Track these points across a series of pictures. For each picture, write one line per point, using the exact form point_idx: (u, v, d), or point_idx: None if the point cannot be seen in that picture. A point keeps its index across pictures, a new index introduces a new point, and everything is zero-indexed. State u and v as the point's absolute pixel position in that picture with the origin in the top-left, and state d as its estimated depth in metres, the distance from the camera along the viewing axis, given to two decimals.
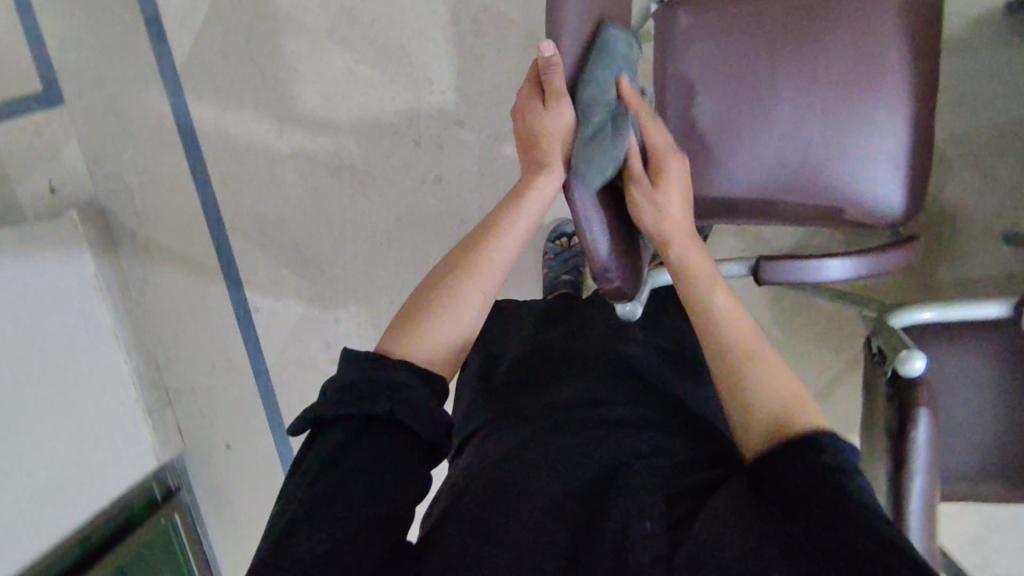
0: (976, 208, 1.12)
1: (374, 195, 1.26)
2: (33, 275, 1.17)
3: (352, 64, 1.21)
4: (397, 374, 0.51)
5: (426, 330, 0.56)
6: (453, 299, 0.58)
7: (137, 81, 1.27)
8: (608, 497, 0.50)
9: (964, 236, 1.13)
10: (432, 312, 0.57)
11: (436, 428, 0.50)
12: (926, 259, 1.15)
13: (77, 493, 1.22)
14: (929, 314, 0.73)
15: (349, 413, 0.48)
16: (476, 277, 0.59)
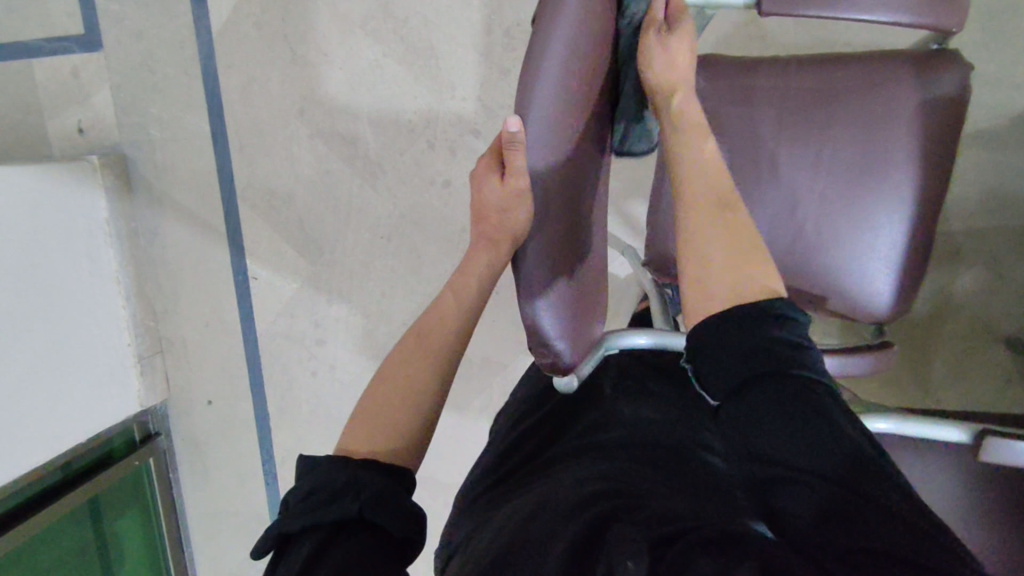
0: (982, 306, 1.09)
1: (382, 188, 1.27)
2: (48, 213, 1.21)
3: (380, 57, 1.21)
4: (363, 473, 0.51)
5: (387, 426, 0.56)
6: (409, 391, 0.59)
7: (174, 39, 1.29)
8: (595, 537, 0.49)
9: (965, 331, 1.10)
10: (391, 404, 0.58)
11: (405, 520, 0.50)
12: (923, 348, 1.12)
13: (61, 427, 1.27)
14: (885, 425, 0.73)
15: (317, 515, 0.48)
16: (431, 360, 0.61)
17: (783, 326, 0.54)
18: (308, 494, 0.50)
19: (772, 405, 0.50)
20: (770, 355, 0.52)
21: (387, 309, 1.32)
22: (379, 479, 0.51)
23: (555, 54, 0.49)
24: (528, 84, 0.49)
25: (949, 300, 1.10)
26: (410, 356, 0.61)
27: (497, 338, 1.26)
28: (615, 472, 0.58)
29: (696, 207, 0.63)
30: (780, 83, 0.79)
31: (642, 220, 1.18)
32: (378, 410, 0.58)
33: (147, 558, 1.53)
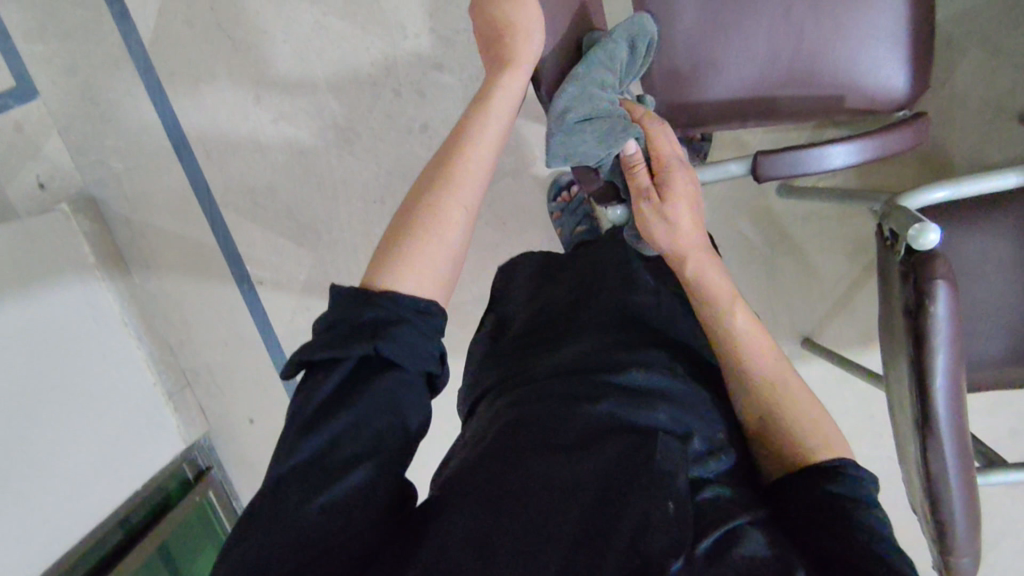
0: (987, 89, 1.06)
1: (360, 152, 1.23)
2: (34, 270, 1.17)
3: (321, 17, 1.17)
4: (383, 308, 0.47)
5: (416, 252, 0.51)
6: (436, 215, 0.53)
7: (108, 62, 1.24)
8: (628, 474, 0.48)
9: (978, 119, 1.07)
10: (418, 235, 0.52)
11: (425, 361, 0.48)
12: (940, 148, 1.09)
13: (110, 481, 1.23)
14: (941, 194, 0.69)
15: (339, 353, 0.45)
16: (453, 190, 0.54)
17: (854, 482, 0.51)
18: (333, 325, 0.47)
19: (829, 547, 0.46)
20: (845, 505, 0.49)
21: None
22: (405, 313, 0.48)
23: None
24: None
25: (955, 93, 1.07)
26: (432, 179, 0.55)
27: None
28: (681, 419, 0.56)
29: (743, 372, 0.60)
30: None
31: None
32: (405, 244, 0.52)
33: None
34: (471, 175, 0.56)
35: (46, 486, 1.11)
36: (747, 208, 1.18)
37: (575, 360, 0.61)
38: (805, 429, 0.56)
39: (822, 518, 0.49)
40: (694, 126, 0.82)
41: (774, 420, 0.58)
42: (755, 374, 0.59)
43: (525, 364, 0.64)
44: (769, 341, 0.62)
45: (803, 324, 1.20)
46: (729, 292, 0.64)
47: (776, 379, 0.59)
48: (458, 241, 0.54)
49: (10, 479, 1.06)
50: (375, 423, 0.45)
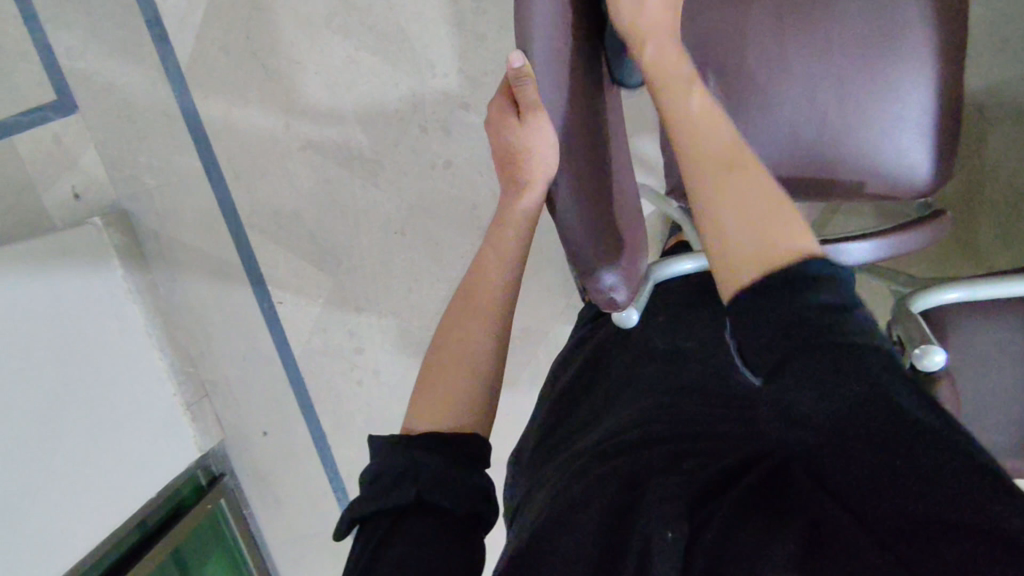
0: (1018, 162, 1.04)
1: (384, 183, 1.25)
2: (65, 284, 1.21)
3: (352, 52, 1.19)
4: (420, 453, 0.49)
5: (449, 387, 0.53)
6: (467, 348, 0.55)
7: (146, 83, 1.27)
8: (628, 528, 0.50)
9: (1008, 191, 1.05)
10: (451, 370, 0.54)
11: (469, 497, 0.48)
12: (967, 217, 1.07)
13: (128, 489, 1.28)
14: (957, 295, 0.69)
15: (386, 504, 0.46)
16: (486, 317, 0.56)
17: (826, 283, 0.48)
18: (376, 475, 0.48)
19: (816, 369, 0.45)
20: (814, 307, 0.47)
21: (417, 304, 1.31)
22: (447, 452, 0.49)
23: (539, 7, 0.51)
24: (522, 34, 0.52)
25: (984, 161, 1.06)
26: (463, 309, 0.57)
27: (533, 308, 1.24)
28: (685, 448, 0.57)
29: (700, 162, 0.58)
30: None
31: (652, 155, 1.15)
32: (438, 379, 0.54)
33: None
34: (498, 298, 0.57)
35: (67, 495, 1.16)
36: None
37: (586, 440, 0.64)
38: (758, 222, 0.53)
39: (803, 328, 0.47)
40: None
41: (721, 209, 0.55)
42: (713, 150, 0.58)
43: (550, 457, 0.67)
44: (723, 121, 0.61)
45: None
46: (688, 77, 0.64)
47: (732, 158, 0.57)
48: (487, 373, 0.55)
49: (35, 486, 1.10)
50: (426, 555, 0.43)
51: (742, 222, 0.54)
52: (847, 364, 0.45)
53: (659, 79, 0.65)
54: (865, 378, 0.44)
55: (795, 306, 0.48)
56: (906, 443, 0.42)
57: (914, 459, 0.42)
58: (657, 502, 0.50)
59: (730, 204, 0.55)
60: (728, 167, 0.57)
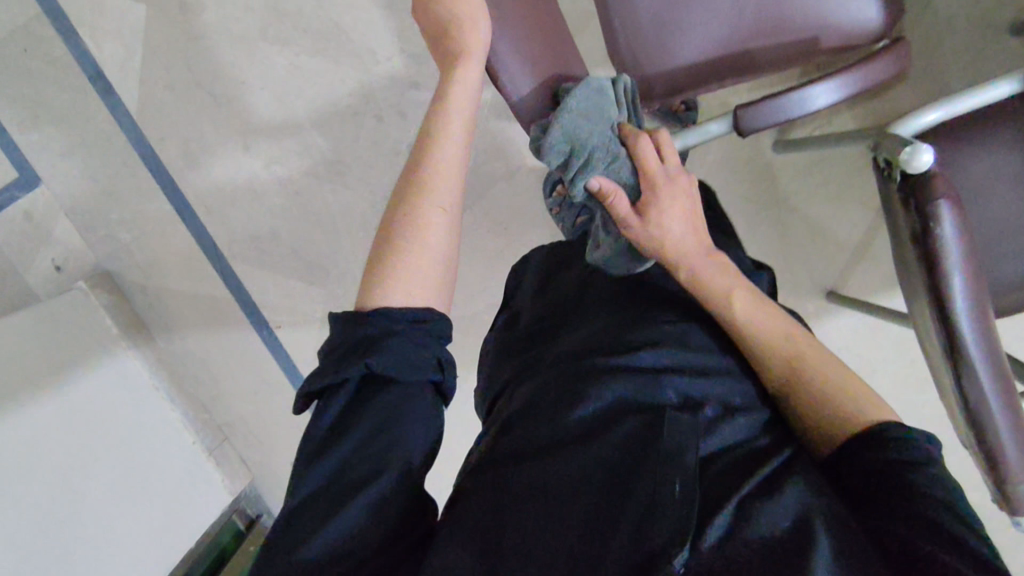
0: (969, 7, 1.03)
1: (353, 183, 1.24)
2: (60, 351, 1.19)
3: (293, 58, 1.19)
4: (367, 327, 0.47)
5: (401, 261, 0.51)
6: (414, 226, 0.53)
7: (102, 139, 1.27)
8: (635, 465, 0.50)
9: (965, 39, 1.04)
10: (400, 245, 0.52)
11: (418, 369, 0.47)
12: (933, 75, 1.06)
13: (167, 541, 1.25)
14: (937, 114, 0.66)
15: (335, 374, 0.46)
16: (428, 195, 0.54)
17: (902, 443, 0.51)
18: (336, 347, 0.48)
19: (879, 499, 0.49)
20: (894, 454, 0.51)
21: None
22: (398, 324, 0.48)
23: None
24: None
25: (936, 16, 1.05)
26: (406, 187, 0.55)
27: None
28: (691, 392, 0.58)
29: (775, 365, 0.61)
30: None
31: None
32: (387, 253, 0.52)
33: None
34: (447, 175, 0.56)
35: (107, 555, 1.13)
36: (748, 169, 1.16)
37: (579, 352, 0.63)
38: (826, 406, 0.57)
39: (870, 465, 0.52)
40: (672, 96, 0.81)
41: (808, 403, 0.59)
42: (773, 361, 0.62)
43: (537, 359, 0.66)
44: (775, 313, 0.64)
45: (825, 277, 1.17)
46: (732, 279, 0.66)
47: (790, 355, 0.61)
48: (447, 259, 0.54)
49: (73, 552, 1.08)
50: (379, 438, 0.45)
51: (825, 411, 0.57)
52: (907, 482, 0.48)
53: (698, 286, 0.66)
54: (929, 498, 0.47)
55: (873, 457, 0.52)
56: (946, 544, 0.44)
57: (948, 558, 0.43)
58: (667, 459, 0.50)
59: (802, 394, 0.59)
60: (792, 364, 0.61)
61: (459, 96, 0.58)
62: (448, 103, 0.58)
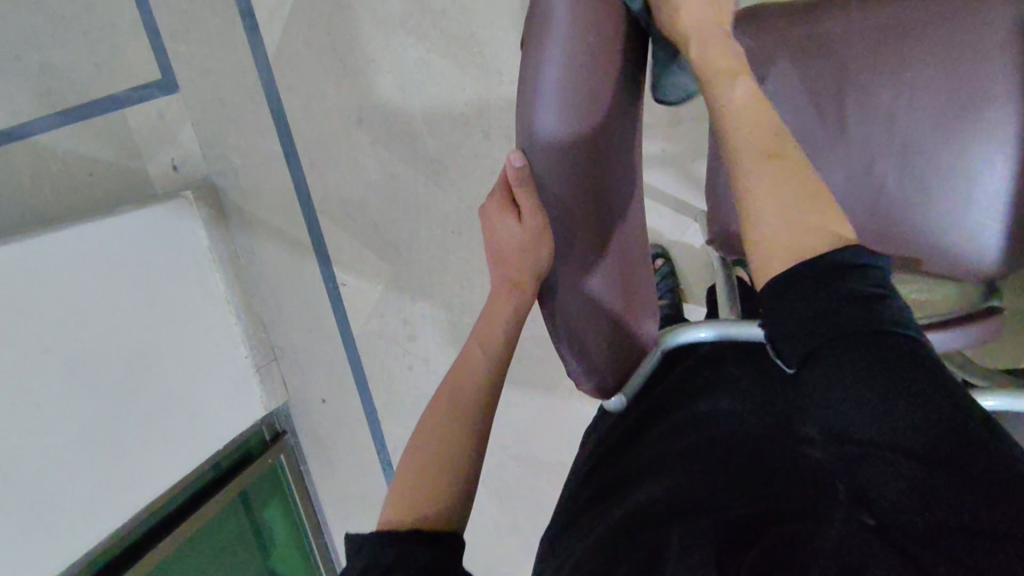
0: None
1: (446, 184, 1.30)
2: (151, 239, 1.31)
3: (424, 54, 1.23)
4: (400, 548, 0.48)
5: (426, 480, 0.56)
6: (442, 442, 0.58)
7: (236, 69, 1.34)
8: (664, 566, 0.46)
9: None
10: (431, 463, 0.57)
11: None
12: None
13: (194, 437, 1.39)
14: (994, 403, 0.67)
15: None
16: (459, 404, 0.60)
17: (868, 269, 0.49)
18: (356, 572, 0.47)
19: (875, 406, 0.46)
20: (851, 295, 0.48)
21: (468, 300, 1.38)
22: (425, 548, 0.49)
23: (551, 65, 0.51)
24: (533, 111, 0.53)
25: None
26: (441, 404, 0.61)
27: None
28: (709, 471, 0.56)
29: (748, 163, 0.57)
30: (848, 27, 0.69)
31: None
32: (413, 475, 0.56)
33: (294, 541, 1.70)
34: (474, 390, 0.61)
35: (147, 434, 1.29)
36: None
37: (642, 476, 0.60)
38: (786, 211, 0.54)
39: (845, 322, 0.47)
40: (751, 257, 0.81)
41: (762, 210, 0.55)
42: (744, 151, 0.57)
43: (605, 492, 0.63)
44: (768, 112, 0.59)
45: None
46: (737, 67, 0.63)
47: (766, 150, 0.57)
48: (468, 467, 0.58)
49: (116, 429, 1.22)
50: None
51: (774, 212, 0.54)
52: (907, 381, 0.45)
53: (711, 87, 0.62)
54: (917, 395, 0.45)
55: (819, 302, 0.49)
56: (957, 448, 0.43)
57: (955, 448, 0.43)
58: (691, 556, 0.45)
59: (768, 202, 0.55)
60: (770, 161, 0.56)
61: (500, 323, 0.65)
62: (492, 319, 0.65)
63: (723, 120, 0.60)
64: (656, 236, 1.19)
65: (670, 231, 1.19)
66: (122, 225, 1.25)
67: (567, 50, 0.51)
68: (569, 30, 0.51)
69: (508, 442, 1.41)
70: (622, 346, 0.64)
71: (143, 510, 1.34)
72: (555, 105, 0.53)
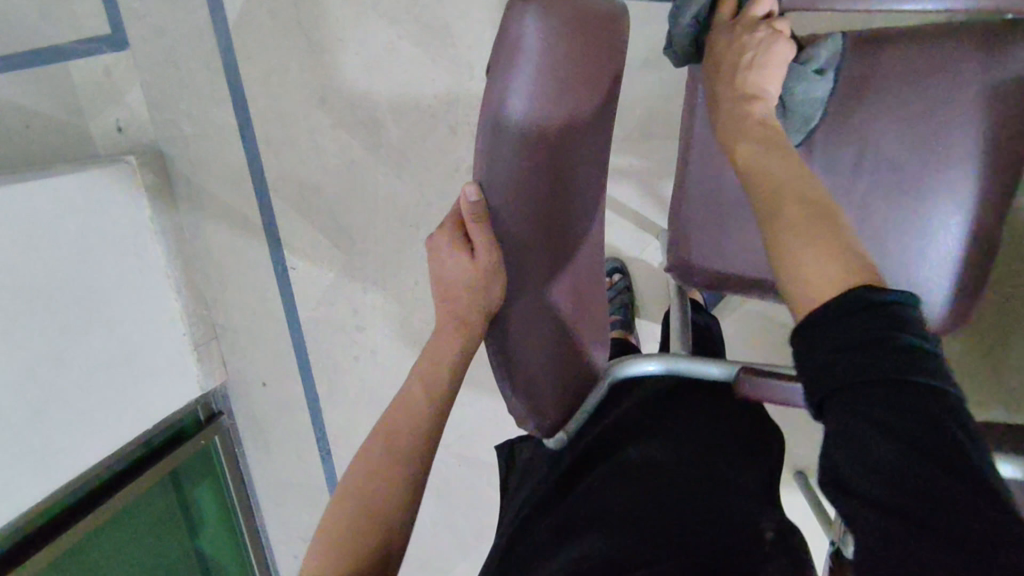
0: None
1: (408, 176, 1.26)
2: (89, 205, 1.23)
3: (394, 40, 1.18)
4: None
5: (355, 533, 0.54)
6: (374, 490, 0.56)
7: (193, 33, 1.27)
8: None
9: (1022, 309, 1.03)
10: (361, 514, 0.55)
11: None
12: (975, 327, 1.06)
13: (121, 417, 1.31)
14: None
15: None
16: (394, 448, 0.58)
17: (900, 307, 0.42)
18: None
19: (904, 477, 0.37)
20: (890, 336, 0.41)
21: (422, 296, 1.35)
22: None
23: (517, 88, 0.45)
24: (493, 147, 0.47)
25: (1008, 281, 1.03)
26: (375, 446, 0.59)
27: None
28: (676, 536, 0.54)
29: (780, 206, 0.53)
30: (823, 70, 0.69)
31: None
32: (341, 528, 0.54)
33: (222, 525, 1.65)
34: (410, 430, 0.59)
35: (71, 413, 1.21)
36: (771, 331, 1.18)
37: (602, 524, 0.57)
38: (815, 254, 0.48)
39: (880, 364, 0.40)
40: (708, 289, 0.81)
41: (784, 253, 0.50)
42: (770, 192, 0.54)
43: (557, 530, 0.60)
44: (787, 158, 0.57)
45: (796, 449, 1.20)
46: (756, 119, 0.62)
47: (796, 193, 0.53)
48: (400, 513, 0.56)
49: (39, 406, 1.14)
50: None
51: (808, 259, 0.48)
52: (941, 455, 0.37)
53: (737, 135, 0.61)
54: (948, 469, 0.36)
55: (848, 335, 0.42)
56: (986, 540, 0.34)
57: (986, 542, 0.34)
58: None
59: (793, 245, 0.50)
60: (797, 203, 0.52)
61: (442, 357, 0.60)
62: (433, 354, 0.60)
63: (749, 165, 0.58)
64: (615, 250, 1.19)
65: (630, 246, 1.18)
66: (56, 188, 1.16)
67: (533, 87, 0.46)
68: (538, 65, 0.46)
69: (452, 440, 1.40)
70: (566, 387, 0.61)
71: (54, 494, 1.25)
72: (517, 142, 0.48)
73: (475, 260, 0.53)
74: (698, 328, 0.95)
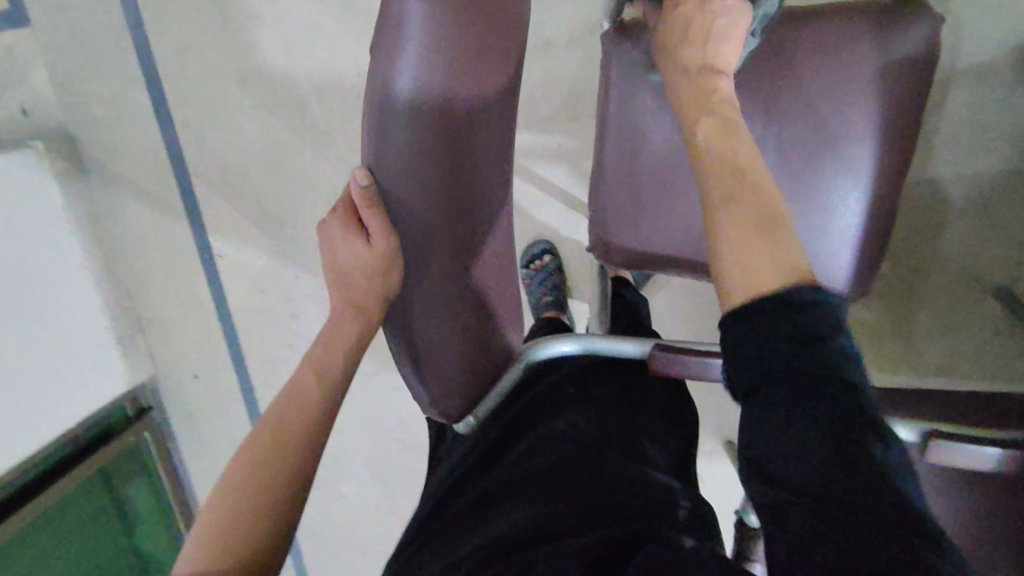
0: (944, 256, 1.07)
1: (336, 158, 1.23)
2: None
3: (314, 16, 1.14)
4: None
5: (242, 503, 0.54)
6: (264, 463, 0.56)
7: (99, 9, 1.19)
8: None
9: (931, 279, 1.08)
10: (249, 486, 0.55)
11: None
12: (888, 297, 1.11)
13: (36, 414, 1.25)
14: None
15: None
16: (287, 422, 0.57)
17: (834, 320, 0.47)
18: None
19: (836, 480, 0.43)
20: (828, 359, 0.45)
21: None
22: None
23: (403, 65, 0.46)
24: (382, 120, 0.49)
25: (917, 251, 1.08)
26: (270, 419, 0.58)
27: None
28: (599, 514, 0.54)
29: (723, 210, 0.54)
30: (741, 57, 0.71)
31: None
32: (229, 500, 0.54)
33: (158, 522, 1.60)
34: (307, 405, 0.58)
35: None
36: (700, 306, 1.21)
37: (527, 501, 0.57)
38: (747, 253, 0.51)
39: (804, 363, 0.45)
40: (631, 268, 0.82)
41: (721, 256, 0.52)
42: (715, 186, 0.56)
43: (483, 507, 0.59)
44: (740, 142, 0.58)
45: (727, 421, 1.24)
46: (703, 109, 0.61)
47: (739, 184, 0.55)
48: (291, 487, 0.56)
49: None
50: None
51: (745, 258, 0.50)
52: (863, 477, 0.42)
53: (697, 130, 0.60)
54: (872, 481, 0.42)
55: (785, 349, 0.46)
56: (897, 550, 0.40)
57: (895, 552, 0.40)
58: None
59: (728, 249, 0.52)
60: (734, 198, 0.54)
61: (344, 344, 0.60)
62: (336, 338, 0.60)
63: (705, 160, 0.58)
64: (546, 230, 1.19)
65: (561, 225, 1.19)
66: None
67: (421, 55, 0.46)
68: (427, 40, 0.46)
69: (392, 426, 1.38)
70: (473, 375, 0.62)
71: None
72: (410, 114, 0.49)
73: (370, 247, 0.55)
74: (625, 306, 0.96)
